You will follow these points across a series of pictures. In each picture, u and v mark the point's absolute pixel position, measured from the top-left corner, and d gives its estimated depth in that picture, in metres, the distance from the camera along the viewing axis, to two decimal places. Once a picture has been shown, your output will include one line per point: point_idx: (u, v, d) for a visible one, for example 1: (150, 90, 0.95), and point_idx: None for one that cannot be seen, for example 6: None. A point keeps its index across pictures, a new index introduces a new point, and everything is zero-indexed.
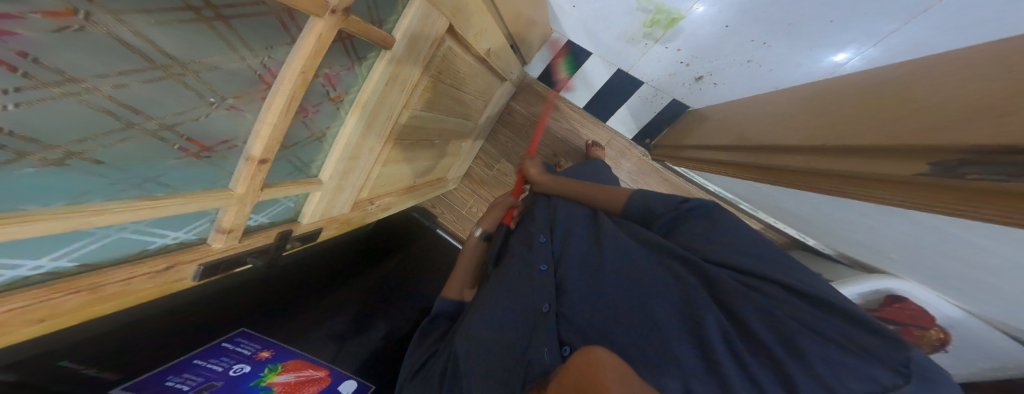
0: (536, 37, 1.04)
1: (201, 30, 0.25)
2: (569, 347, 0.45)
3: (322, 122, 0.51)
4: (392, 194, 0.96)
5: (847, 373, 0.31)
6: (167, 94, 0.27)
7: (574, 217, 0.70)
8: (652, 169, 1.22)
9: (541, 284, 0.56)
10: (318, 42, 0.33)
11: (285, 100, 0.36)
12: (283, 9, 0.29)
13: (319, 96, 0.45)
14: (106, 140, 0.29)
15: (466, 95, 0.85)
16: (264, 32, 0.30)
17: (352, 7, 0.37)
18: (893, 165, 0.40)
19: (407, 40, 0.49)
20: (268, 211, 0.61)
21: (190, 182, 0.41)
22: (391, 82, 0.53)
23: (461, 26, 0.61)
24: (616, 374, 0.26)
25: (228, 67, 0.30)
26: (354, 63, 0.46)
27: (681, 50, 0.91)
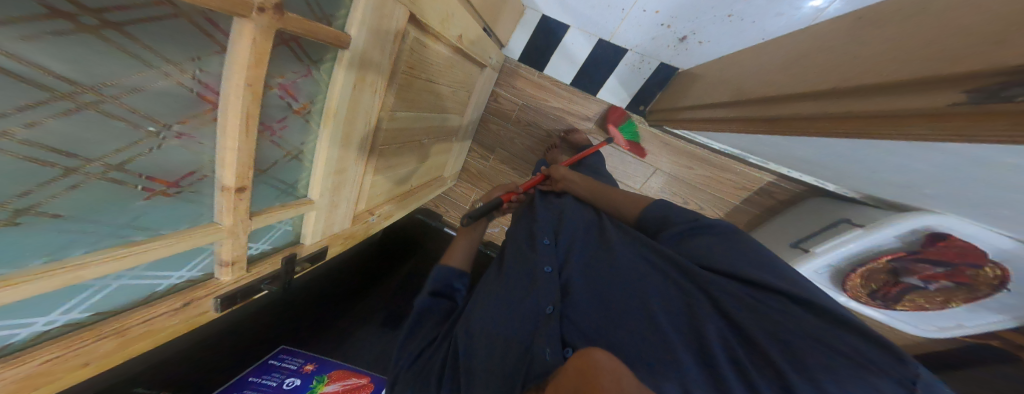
0: (509, 16, 0.97)
1: (100, 46, 0.21)
2: (571, 348, 0.44)
3: (293, 138, 0.48)
4: (391, 202, 0.94)
5: (851, 384, 0.29)
6: (93, 127, 0.25)
7: (580, 224, 0.68)
8: (652, 137, 1.12)
9: (544, 284, 0.53)
10: (253, 47, 0.29)
11: (237, 119, 0.33)
12: (195, 11, 0.25)
13: (281, 110, 0.42)
14: (54, 190, 0.26)
15: (443, 88, 0.79)
16: (183, 41, 0.27)
17: (287, 4, 0.33)
18: (909, 100, 0.34)
19: (365, 37, 0.45)
20: (268, 237, 0.59)
21: (163, 221, 0.38)
22: (359, 86, 0.49)
23: (425, 13, 0.55)
24: (613, 369, 0.26)
25: (153, 87, 0.27)
26: (309, 68, 0.42)
27: (660, 12, 0.89)
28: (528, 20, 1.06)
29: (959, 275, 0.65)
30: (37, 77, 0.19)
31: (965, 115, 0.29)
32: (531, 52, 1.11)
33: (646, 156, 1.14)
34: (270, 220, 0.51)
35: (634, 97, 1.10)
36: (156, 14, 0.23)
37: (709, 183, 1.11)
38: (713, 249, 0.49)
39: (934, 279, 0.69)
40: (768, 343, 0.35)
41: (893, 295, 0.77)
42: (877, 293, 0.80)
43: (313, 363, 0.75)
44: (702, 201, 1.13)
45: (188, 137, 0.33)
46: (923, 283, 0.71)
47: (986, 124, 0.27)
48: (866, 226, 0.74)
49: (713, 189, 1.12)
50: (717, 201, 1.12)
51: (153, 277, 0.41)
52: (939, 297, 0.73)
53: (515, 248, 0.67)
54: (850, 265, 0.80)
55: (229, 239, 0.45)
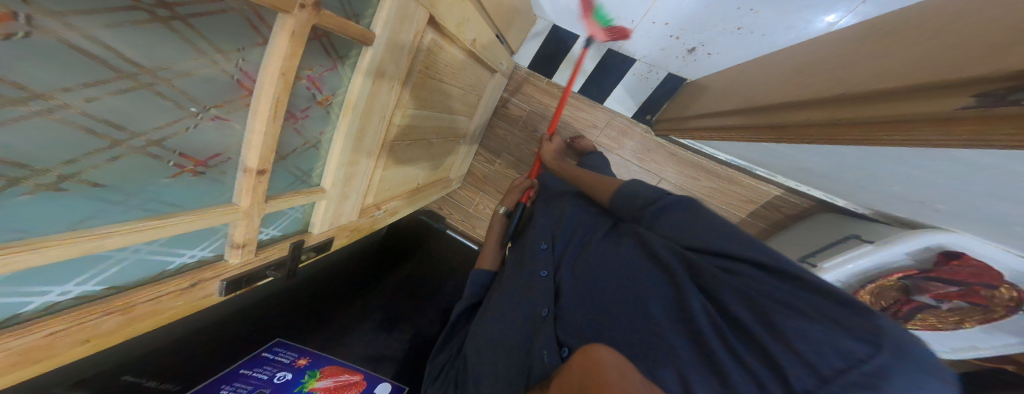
0: (521, 25, 1.00)
1: (165, 33, 0.24)
2: (567, 348, 0.45)
3: (315, 128, 0.51)
4: (398, 198, 0.96)
5: (824, 347, 0.28)
6: (144, 105, 0.28)
7: (564, 218, 0.69)
8: (657, 146, 1.13)
9: (540, 288, 0.56)
10: (291, 40, 0.32)
11: (269, 104, 0.36)
12: (245, 6, 0.28)
13: (306, 100, 0.44)
14: (97, 160, 0.29)
15: (455, 90, 0.82)
16: (231, 32, 0.29)
17: (323, 2, 0.35)
18: (913, 106, 0.36)
19: (388, 34, 0.47)
20: (278, 224, 0.61)
21: (185, 200, 0.41)
22: (378, 81, 0.52)
23: (443, 17, 0.58)
24: (616, 367, 0.28)
25: (201, 73, 0.30)
26: (336, 63, 0.45)
27: (669, 24, 0.91)
28: (538, 30, 1.10)
29: (973, 295, 0.63)
30: (107, 56, 0.21)
31: (975, 119, 0.30)
32: (540, 60, 1.14)
33: (651, 165, 1.14)
34: (284, 206, 0.54)
35: (641, 106, 1.12)
36: (213, 7, 0.26)
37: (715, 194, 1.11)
38: (678, 222, 0.48)
39: (947, 298, 0.66)
40: (746, 319, 0.34)
41: (904, 313, 0.74)
42: (888, 311, 0.76)
43: (307, 357, 0.75)
44: None
45: (223, 119, 0.36)
46: (935, 301, 0.69)
47: (989, 128, 0.28)
48: (875, 242, 0.74)
49: (717, 201, 1.11)
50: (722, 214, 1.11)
51: (166, 254, 0.43)
52: (952, 317, 0.70)
53: (512, 257, 0.71)
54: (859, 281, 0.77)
55: (245, 220, 0.48)
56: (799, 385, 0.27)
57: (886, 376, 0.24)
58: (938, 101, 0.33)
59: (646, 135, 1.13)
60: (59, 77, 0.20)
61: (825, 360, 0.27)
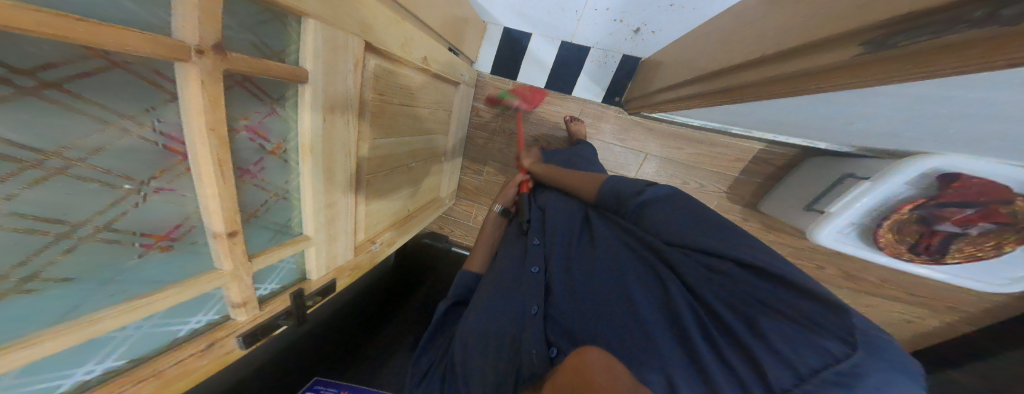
0: (472, 34, 0.99)
1: (46, 108, 0.25)
2: (557, 348, 0.43)
3: (277, 178, 0.51)
4: (391, 229, 0.91)
5: (803, 346, 0.29)
6: (73, 193, 0.29)
7: (563, 216, 0.68)
8: (634, 124, 1.06)
9: (530, 287, 0.55)
10: (203, 88, 0.32)
11: (209, 164, 0.36)
12: (135, 60, 0.29)
13: (254, 152, 0.45)
14: (52, 255, 0.29)
15: (420, 111, 0.82)
16: (130, 93, 0.30)
17: (227, 46, 0.35)
18: (825, 58, 0.31)
19: (323, 67, 0.47)
20: (275, 276, 0.59)
21: (168, 272, 0.40)
22: (330, 117, 0.52)
23: (382, 42, 0.58)
24: (605, 370, 0.30)
25: (113, 145, 0.30)
26: (273, 106, 0.46)
27: (610, 9, 0.91)
28: (491, 35, 1.08)
29: (994, 214, 0.59)
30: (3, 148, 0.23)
31: (879, 60, 0.26)
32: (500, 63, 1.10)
33: (633, 143, 1.08)
34: (272, 260, 0.52)
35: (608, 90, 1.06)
36: (94, 66, 0.26)
37: (706, 160, 1.05)
38: (668, 216, 0.48)
39: (970, 222, 0.62)
40: (730, 318, 0.34)
41: (935, 245, 0.69)
42: (917, 247, 0.70)
43: None
44: (700, 179, 1.07)
45: (168, 188, 0.36)
46: (960, 228, 0.64)
47: (902, 66, 0.24)
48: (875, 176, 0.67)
49: (709, 166, 1.06)
50: (718, 177, 1.06)
51: (171, 323, 0.43)
52: (987, 243, 0.65)
53: (506, 254, 0.69)
54: (873, 219, 0.72)
55: (234, 283, 0.47)
56: (778, 384, 0.27)
57: (861, 376, 0.24)
58: (870, 39, 0.26)
59: (621, 115, 1.07)
60: None
61: (804, 359, 0.28)
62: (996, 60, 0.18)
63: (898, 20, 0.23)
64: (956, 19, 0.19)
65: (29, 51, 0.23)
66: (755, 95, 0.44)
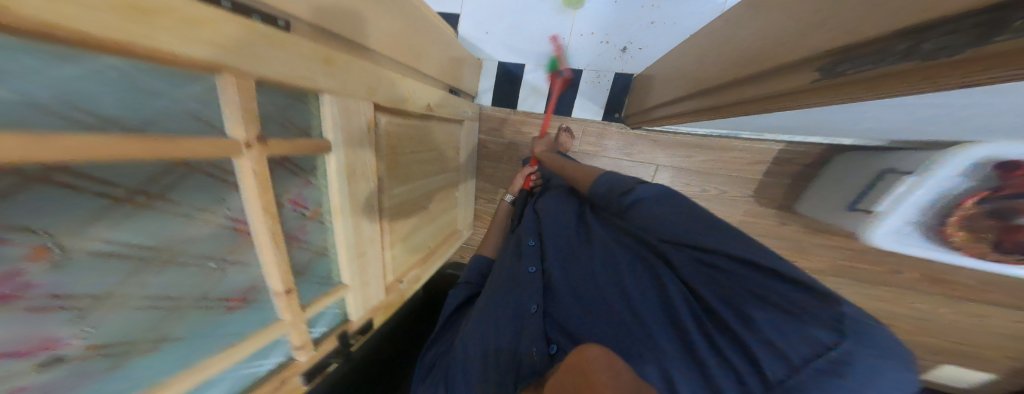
0: (472, 73, 1.04)
1: (157, 213, 0.34)
2: (556, 345, 0.50)
3: (315, 239, 0.58)
4: (417, 265, 0.96)
5: (795, 337, 0.31)
6: (180, 275, 0.38)
7: (557, 218, 0.70)
8: (638, 137, 1.00)
9: (527, 286, 0.60)
10: (255, 177, 0.40)
11: (266, 238, 0.44)
12: (206, 163, 0.36)
13: (297, 219, 0.52)
14: (171, 322, 0.39)
15: (430, 153, 0.88)
16: (209, 191, 0.38)
17: (266, 132, 0.43)
18: (777, 82, 0.35)
19: (342, 134, 0.55)
20: (324, 319, 0.65)
21: (246, 327, 0.48)
22: (353, 177, 0.59)
23: (388, 101, 0.65)
24: (609, 371, 0.28)
25: (202, 233, 0.39)
26: (308, 178, 0.53)
27: (595, 33, 0.95)
28: (487, 69, 1.09)
29: None
30: (128, 251, 0.33)
31: (829, 87, 0.30)
32: (500, 95, 1.10)
33: (641, 156, 1.01)
34: (320, 308, 0.59)
35: (607, 107, 1.02)
36: (185, 173, 0.35)
37: (725, 168, 0.95)
38: (658, 214, 0.44)
39: None
40: (728, 317, 0.38)
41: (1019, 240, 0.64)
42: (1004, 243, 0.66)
43: None
44: (720, 185, 0.97)
45: (240, 261, 0.45)
46: None
47: (851, 90, 0.28)
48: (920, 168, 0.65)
49: (727, 171, 0.95)
50: (744, 182, 0.95)
51: (252, 364, 0.51)
52: None
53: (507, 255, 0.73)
54: (933, 217, 0.70)
55: (293, 330, 0.54)
56: (774, 377, 0.31)
57: (847, 363, 0.27)
58: (821, 67, 0.30)
59: (623, 131, 1.01)
60: (110, 279, 0.32)
61: (797, 351, 0.31)
62: (925, 88, 0.23)
63: (842, 52, 0.27)
64: (888, 50, 0.23)
65: (141, 172, 0.31)
66: (737, 111, 0.46)
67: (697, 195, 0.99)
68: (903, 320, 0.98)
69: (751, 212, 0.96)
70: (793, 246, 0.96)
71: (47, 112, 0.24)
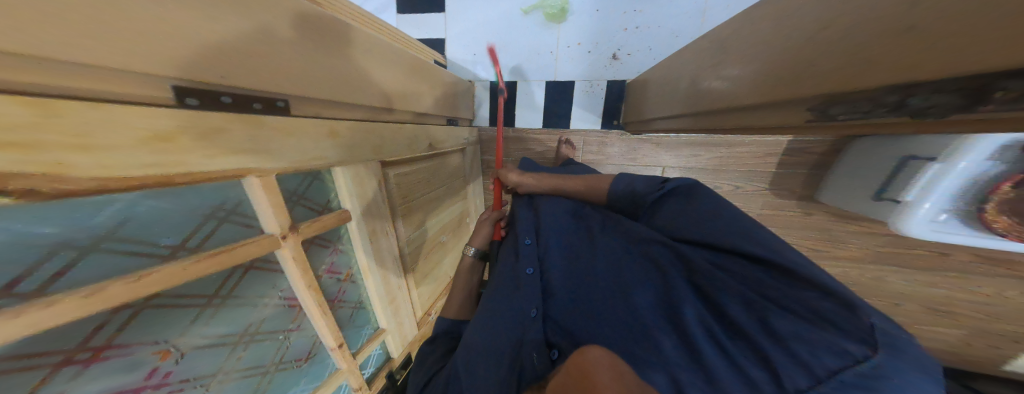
0: (467, 100, 1.04)
1: (232, 308, 0.44)
2: (557, 350, 0.45)
3: (352, 298, 0.63)
4: (443, 295, 1.01)
5: (818, 346, 0.28)
6: (259, 347, 0.49)
7: (561, 213, 0.58)
8: (641, 141, 0.97)
9: (525, 290, 0.50)
10: (295, 261, 0.47)
11: (314, 307, 0.51)
12: (250, 264, 0.43)
13: (334, 285, 0.58)
14: (262, 383, 0.50)
15: (440, 189, 0.91)
16: (264, 281, 0.46)
17: (294, 219, 0.48)
18: (783, 116, 0.38)
19: (358, 202, 0.59)
20: (371, 360, 0.71)
21: (315, 379, 0.57)
22: (374, 237, 0.63)
23: (393, 155, 0.68)
24: (610, 370, 0.25)
25: (266, 313, 0.48)
26: (337, 248, 0.59)
27: (582, 43, 0.93)
28: (481, 91, 1.08)
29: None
30: (216, 340, 0.43)
31: (841, 124, 0.32)
32: (497, 115, 1.09)
33: (647, 159, 0.98)
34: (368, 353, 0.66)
35: (605, 113, 1.00)
36: (240, 274, 0.43)
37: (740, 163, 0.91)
38: (680, 216, 0.42)
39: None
40: (742, 317, 0.34)
41: None
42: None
43: None
44: (734, 180, 0.94)
45: (299, 328, 0.53)
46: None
47: (874, 125, 0.30)
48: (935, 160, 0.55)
49: (738, 166, 0.92)
50: (759, 175, 0.91)
51: None
52: None
53: (503, 253, 0.62)
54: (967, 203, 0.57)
55: (351, 375, 0.61)
56: (793, 385, 0.27)
57: (881, 378, 0.24)
58: (812, 110, 0.33)
59: (626, 138, 0.99)
60: (213, 362, 0.43)
61: (820, 360, 0.28)
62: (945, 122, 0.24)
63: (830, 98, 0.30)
64: (875, 102, 0.26)
65: (212, 281, 0.40)
66: (762, 133, 0.47)
67: None
68: (971, 308, 0.88)
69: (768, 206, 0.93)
70: (824, 235, 0.91)
71: (132, 257, 0.32)
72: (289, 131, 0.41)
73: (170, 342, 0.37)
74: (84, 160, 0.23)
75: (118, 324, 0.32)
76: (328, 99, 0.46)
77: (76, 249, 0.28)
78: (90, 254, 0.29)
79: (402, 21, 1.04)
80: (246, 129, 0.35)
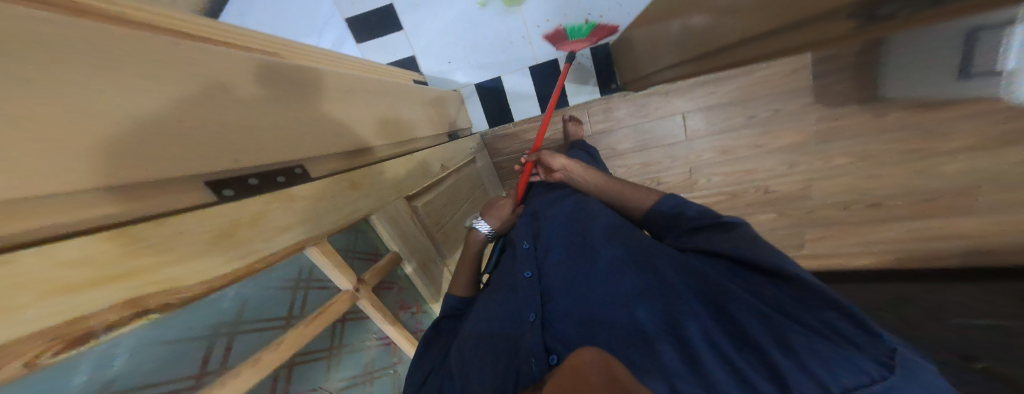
0: (459, 111, 1.05)
1: (348, 354, 0.52)
2: (558, 355, 0.34)
3: (429, 323, 0.72)
4: None
5: (832, 363, 0.22)
6: (380, 380, 0.58)
7: (559, 205, 0.56)
8: (648, 94, 0.90)
9: (523, 292, 0.43)
10: (376, 307, 0.54)
11: (403, 340, 0.60)
12: (342, 320, 0.51)
13: (410, 317, 0.67)
14: None
15: (465, 206, 0.94)
16: (361, 326, 0.55)
17: (356, 271, 0.54)
18: (823, 31, 0.30)
19: (401, 242, 0.62)
20: None
21: None
22: (423, 268, 0.67)
23: (411, 187, 0.69)
24: (606, 380, 0.19)
25: (372, 351, 0.57)
26: (401, 287, 0.66)
27: (551, 19, 0.93)
28: (469, 96, 1.08)
29: None
30: (352, 379, 0.52)
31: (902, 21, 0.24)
32: (493, 115, 1.09)
33: (661, 111, 0.91)
34: None
35: (600, 80, 0.99)
36: (343, 326, 0.51)
37: (766, 87, 0.82)
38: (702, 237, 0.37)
39: None
40: (754, 332, 0.26)
41: None
42: None
43: None
44: (772, 105, 0.83)
45: (400, 360, 0.63)
46: None
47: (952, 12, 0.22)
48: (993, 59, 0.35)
49: (769, 88, 0.82)
50: (789, 95, 0.81)
51: None
52: None
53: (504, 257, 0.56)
54: None
55: None
56: None
57: None
58: (854, 16, 0.26)
59: (628, 97, 0.93)
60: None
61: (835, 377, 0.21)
62: None
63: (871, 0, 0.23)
64: None
65: (327, 337, 0.48)
66: (795, 52, 0.39)
67: (744, 125, 0.87)
68: None
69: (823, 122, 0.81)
70: None
71: (264, 330, 0.39)
72: (317, 196, 0.43)
73: (325, 388, 0.47)
74: (181, 271, 0.27)
75: (286, 384, 0.40)
76: (340, 164, 0.51)
77: (226, 336, 0.35)
78: (238, 334, 0.37)
79: (366, 50, 1.04)
80: (285, 206, 0.38)
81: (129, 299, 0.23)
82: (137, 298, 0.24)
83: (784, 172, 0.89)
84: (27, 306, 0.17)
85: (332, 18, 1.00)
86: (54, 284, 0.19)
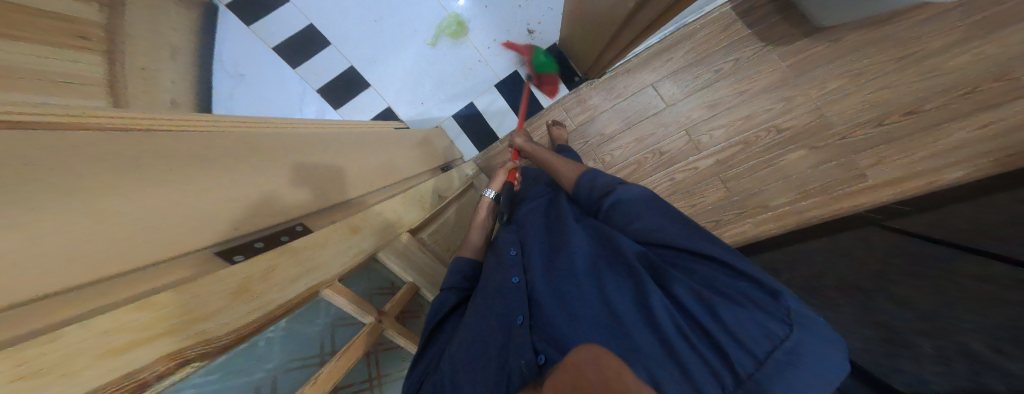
0: (444, 141, 1.09)
1: (389, 383, 0.57)
2: (545, 353, 0.34)
3: None
4: None
5: (753, 327, 0.30)
6: None
7: (540, 212, 0.59)
8: (619, 77, 0.95)
9: (511, 298, 0.42)
10: (402, 334, 0.57)
11: None
12: (374, 351, 0.54)
13: None
14: None
15: None
16: (394, 355, 0.59)
17: (376, 306, 0.58)
18: None
19: (415, 271, 0.66)
20: None
21: None
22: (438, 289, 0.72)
23: (417, 220, 0.72)
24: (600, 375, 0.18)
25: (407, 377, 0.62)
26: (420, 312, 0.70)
27: (496, 39, 1.06)
28: (450, 126, 1.14)
29: None
30: None
31: None
32: (477, 137, 1.13)
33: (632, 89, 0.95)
34: None
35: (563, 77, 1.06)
36: (377, 357, 0.55)
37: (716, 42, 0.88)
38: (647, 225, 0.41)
39: None
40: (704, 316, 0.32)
41: None
42: None
43: None
44: (729, 58, 0.87)
45: None
46: None
47: None
48: None
49: (721, 41, 0.87)
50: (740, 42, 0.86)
51: None
52: None
53: (486, 264, 0.53)
54: None
55: None
56: (744, 369, 0.28)
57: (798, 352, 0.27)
58: None
59: (597, 85, 0.98)
60: None
61: (756, 342, 0.28)
62: None
63: None
64: None
65: (366, 371, 0.51)
66: None
67: (717, 79, 0.88)
68: None
69: (790, 56, 0.83)
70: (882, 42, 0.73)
71: (302, 367, 0.41)
72: (327, 240, 0.46)
73: None
74: (217, 323, 0.28)
75: None
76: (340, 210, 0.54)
77: (269, 372, 0.38)
78: (280, 374, 0.39)
79: (343, 113, 1.10)
80: (304, 260, 0.41)
81: (170, 352, 0.24)
82: (178, 349, 0.24)
83: (783, 109, 0.83)
84: (87, 366, 0.18)
85: (308, 93, 1.08)
86: (110, 343, 0.20)
